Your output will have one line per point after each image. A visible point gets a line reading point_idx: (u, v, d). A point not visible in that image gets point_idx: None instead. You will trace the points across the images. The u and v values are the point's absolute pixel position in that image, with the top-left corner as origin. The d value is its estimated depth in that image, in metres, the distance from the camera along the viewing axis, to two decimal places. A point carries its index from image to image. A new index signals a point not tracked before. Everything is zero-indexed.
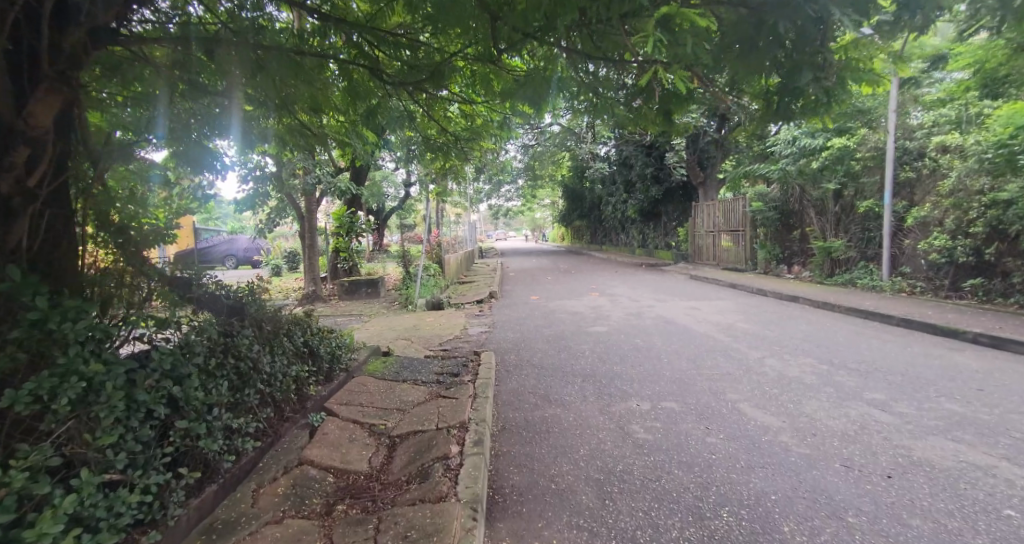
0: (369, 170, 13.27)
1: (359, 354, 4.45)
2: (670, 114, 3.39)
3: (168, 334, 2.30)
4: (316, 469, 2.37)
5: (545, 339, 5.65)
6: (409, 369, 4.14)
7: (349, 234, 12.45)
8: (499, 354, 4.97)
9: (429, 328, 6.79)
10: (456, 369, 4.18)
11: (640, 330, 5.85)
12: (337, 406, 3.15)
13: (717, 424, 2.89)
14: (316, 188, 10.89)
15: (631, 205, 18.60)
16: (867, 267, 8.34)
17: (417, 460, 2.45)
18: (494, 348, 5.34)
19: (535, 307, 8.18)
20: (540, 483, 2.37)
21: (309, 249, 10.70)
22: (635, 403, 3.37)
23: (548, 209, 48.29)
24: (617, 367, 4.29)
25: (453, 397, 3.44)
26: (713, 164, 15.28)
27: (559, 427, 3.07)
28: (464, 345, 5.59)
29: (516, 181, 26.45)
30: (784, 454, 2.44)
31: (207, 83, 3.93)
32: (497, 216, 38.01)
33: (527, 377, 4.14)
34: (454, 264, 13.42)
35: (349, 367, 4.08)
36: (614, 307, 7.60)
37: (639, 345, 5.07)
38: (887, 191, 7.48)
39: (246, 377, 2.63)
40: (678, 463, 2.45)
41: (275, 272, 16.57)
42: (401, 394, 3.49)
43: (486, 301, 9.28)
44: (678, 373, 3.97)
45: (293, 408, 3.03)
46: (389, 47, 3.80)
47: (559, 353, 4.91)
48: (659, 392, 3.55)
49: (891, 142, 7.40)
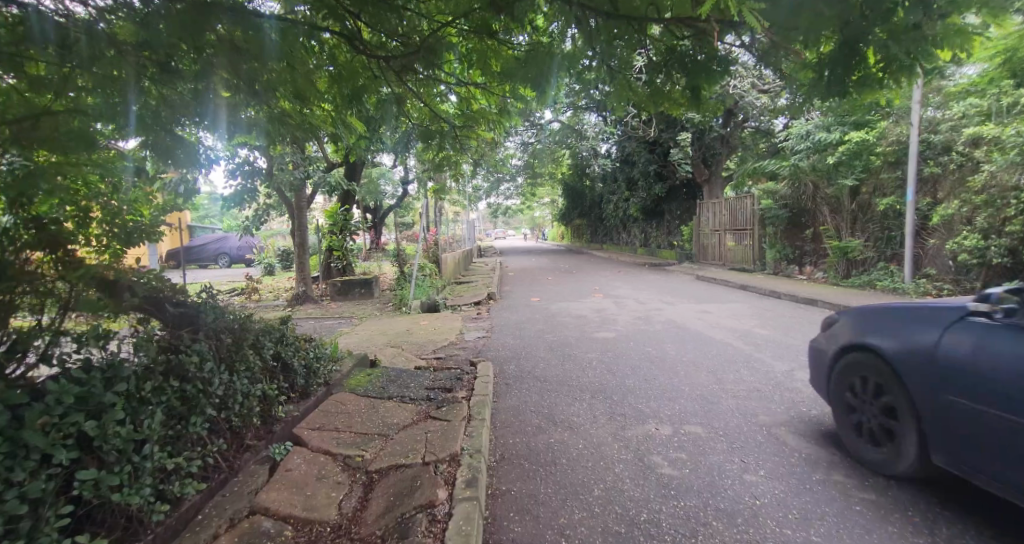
0: (363, 167, 12.83)
1: (341, 366, 4.01)
2: (695, 97, 2.97)
3: (88, 355, 1.90)
4: (270, 521, 1.93)
5: (549, 346, 5.22)
6: (397, 382, 3.70)
7: (342, 232, 12.03)
8: (499, 364, 4.55)
9: (423, 333, 6.37)
10: (450, 383, 3.74)
11: (650, 336, 5.43)
12: (306, 432, 2.70)
13: (756, 456, 2.47)
14: (307, 184, 10.44)
15: (634, 204, 18.19)
16: (887, 269, 7.94)
17: (396, 508, 2.01)
18: (493, 356, 4.93)
19: (536, 309, 7.75)
20: (546, 536, 1.93)
21: (300, 248, 10.26)
22: (654, 426, 2.95)
23: (547, 208, 47.86)
24: (630, 381, 3.87)
25: (444, 419, 2.99)
26: (717, 161, 14.89)
27: (566, 457, 2.63)
28: (461, 353, 5.16)
29: (515, 179, 25.99)
30: (846, 503, 2.03)
31: (181, 67, 3.47)
32: (495, 215, 37.53)
33: (529, 392, 3.71)
34: (451, 263, 13.00)
35: (328, 380, 3.65)
36: (621, 310, 7.17)
37: (651, 354, 4.65)
38: (910, 187, 7.08)
39: (193, 403, 2.20)
40: (715, 511, 2.02)
41: (268, 271, 16.10)
42: (384, 415, 3.05)
43: (485, 302, 8.86)
44: (699, 389, 3.54)
45: (253, 435, 2.59)
46: (377, 20, 3.36)
47: (564, 363, 4.49)
48: (681, 413, 3.12)
49: (915, 135, 6.99)
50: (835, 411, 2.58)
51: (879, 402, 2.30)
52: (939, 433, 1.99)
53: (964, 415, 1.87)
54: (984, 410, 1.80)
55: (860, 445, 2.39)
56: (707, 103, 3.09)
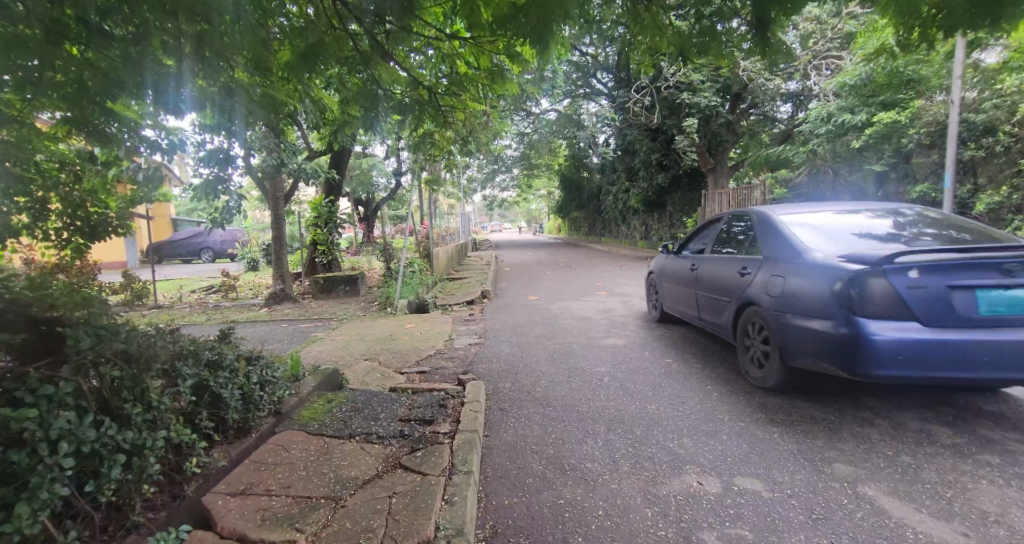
0: (349, 155, 12.01)
1: (296, 390, 3.25)
2: (764, 40, 2.63)
3: None
4: None
5: (552, 356, 4.51)
6: (365, 410, 2.98)
7: (327, 225, 11.23)
8: (493, 381, 3.84)
9: (406, 339, 5.64)
10: (430, 411, 3.02)
11: (667, 344, 4.75)
12: (222, 503, 1.96)
13: (850, 536, 1.77)
14: (285, 172, 9.62)
15: (633, 195, 17.33)
16: None
17: None
18: (487, 369, 4.23)
19: (535, 309, 7.04)
20: None
21: (278, 241, 9.42)
22: (694, 479, 2.24)
23: (543, 200, 46.90)
24: (651, 405, 3.17)
25: (418, 471, 2.25)
26: (723, 149, 14.23)
27: (583, 532, 1.91)
28: (449, 366, 4.44)
29: (511, 170, 25.07)
30: None
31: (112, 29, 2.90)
32: (491, 207, 36.43)
33: (530, 423, 3.00)
34: (443, 258, 12.22)
35: (277, 410, 2.91)
36: (629, 311, 6.47)
37: (672, 369, 3.94)
38: (949, 172, 6.44)
39: (24, 481, 1.47)
40: None
41: (252, 266, 15.23)
42: (339, 465, 2.32)
43: (478, 301, 8.13)
44: (740, 420, 2.85)
45: (148, 507, 1.87)
46: None
47: (571, 379, 3.79)
48: (727, 456, 2.42)
49: (956, 114, 6.34)
50: (649, 304, 5.94)
51: (655, 295, 5.68)
52: (664, 300, 5.35)
53: (666, 291, 5.27)
54: (676, 288, 4.96)
55: (654, 310, 5.84)
56: (777, 47, 2.73)
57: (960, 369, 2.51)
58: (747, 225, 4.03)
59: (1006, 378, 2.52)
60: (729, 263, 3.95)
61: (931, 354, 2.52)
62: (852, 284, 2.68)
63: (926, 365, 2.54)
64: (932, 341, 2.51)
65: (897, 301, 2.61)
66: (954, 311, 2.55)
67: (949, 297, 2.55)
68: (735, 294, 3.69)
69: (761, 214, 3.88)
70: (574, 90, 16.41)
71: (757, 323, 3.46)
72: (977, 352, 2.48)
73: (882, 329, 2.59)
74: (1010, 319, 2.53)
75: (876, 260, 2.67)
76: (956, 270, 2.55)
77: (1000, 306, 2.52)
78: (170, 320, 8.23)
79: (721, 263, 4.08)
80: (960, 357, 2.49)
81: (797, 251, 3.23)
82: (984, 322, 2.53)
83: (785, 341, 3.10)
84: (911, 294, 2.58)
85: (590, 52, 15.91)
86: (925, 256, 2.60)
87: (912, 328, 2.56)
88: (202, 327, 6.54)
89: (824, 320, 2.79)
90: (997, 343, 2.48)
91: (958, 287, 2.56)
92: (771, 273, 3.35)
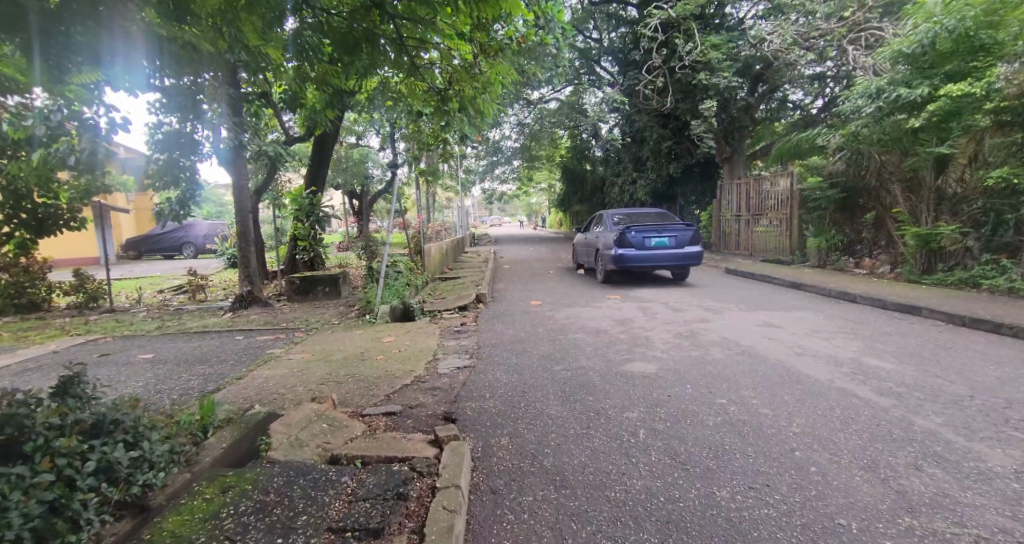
0: (336, 138, 10.36)
1: (182, 468, 2.16)
2: None
3: None
4: None
5: (564, 390, 3.42)
6: (275, 508, 1.87)
7: (309, 220, 9.82)
8: (487, 435, 2.76)
9: (380, 361, 4.51)
10: (381, 506, 1.93)
11: (713, 371, 3.68)
12: None
13: None
14: (247, 154, 8.17)
15: (641, 187, 15.87)
16: (996, 263, 6.18)
17: None
18: (480, 412, 3.13)
19: (537, 318, 5.98)
20: None
21: (243, 238, 8.12)
22: None
23: (546, 192, 45.23)
24: (720, 491, 2.08)
25: None
26: (741, 136, 13.15)
27: None
28: (427, 404, 3.34)
29: (513, 161, 23.76)
30: None
31: None
32: (492, 199, 34.76)
33: (539, 531, 1.90)
34: (439, 255, 11.21)
35: (134, 506, 1.81)
36: (651, 321, 5.40)
37: (731, 416, 2.84)
38: None
39: None
40: None
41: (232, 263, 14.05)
42: None
43: (473, 307, 7.04)
44: (882, 533, 1.74)
45: None
46: None
47: (594, 435, 2.70)
48: None
49: None
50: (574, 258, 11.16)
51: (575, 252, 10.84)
52: (579, 254, 10.46)
53: (578, 248, 10.52)
54: (582, 246, 10.27)
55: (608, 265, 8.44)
56: None
57: (646, 262, 8.12)
58: (602, 217, 9.46)
59: (661, 264, 8.18)
60: (596, 232, 9.32)
61: (638, 258, 8.09)
62: (620, 236, 8.18)
63: (638, 261, 8.10)
64: (640, 254, 8.07)
65: (631, 243, 8.15)
66: (645, 244, 8.13)
67: (643, 241, 8.16)
68: (596, 245, 9.08)
69: (606, 212, 9.27)
70: (577, 75, 15.37)
71: (601, 257, 8.81)
72: (650, 255, 8.11)
73: (627, 251, 8.10)
74: (662, 247, 8.21)
75: (625, 229, 8.19)
76: (647, 231, 8.14)
77: (659, 243, 8.18)
78: (116, 326, 7.11)
79: (594, 232, 9.46)
80: (645, 258, 8.11)
81: (611, 227, 8.71)
82: (655, 248, 8.17)
83: (606, 260, 8.54)
84: (633, 239, 8.14)
85: (594, 36, 15.65)
86: (637, 227, 8.19)
87: (634, 250, 8.10)
88: (137, 344, 5.39)
89: (613, 250, 8.26)
90: (656, 253, 8.12)
91: (647, 237, 8.15)
92: (604, 235, 8.78)
